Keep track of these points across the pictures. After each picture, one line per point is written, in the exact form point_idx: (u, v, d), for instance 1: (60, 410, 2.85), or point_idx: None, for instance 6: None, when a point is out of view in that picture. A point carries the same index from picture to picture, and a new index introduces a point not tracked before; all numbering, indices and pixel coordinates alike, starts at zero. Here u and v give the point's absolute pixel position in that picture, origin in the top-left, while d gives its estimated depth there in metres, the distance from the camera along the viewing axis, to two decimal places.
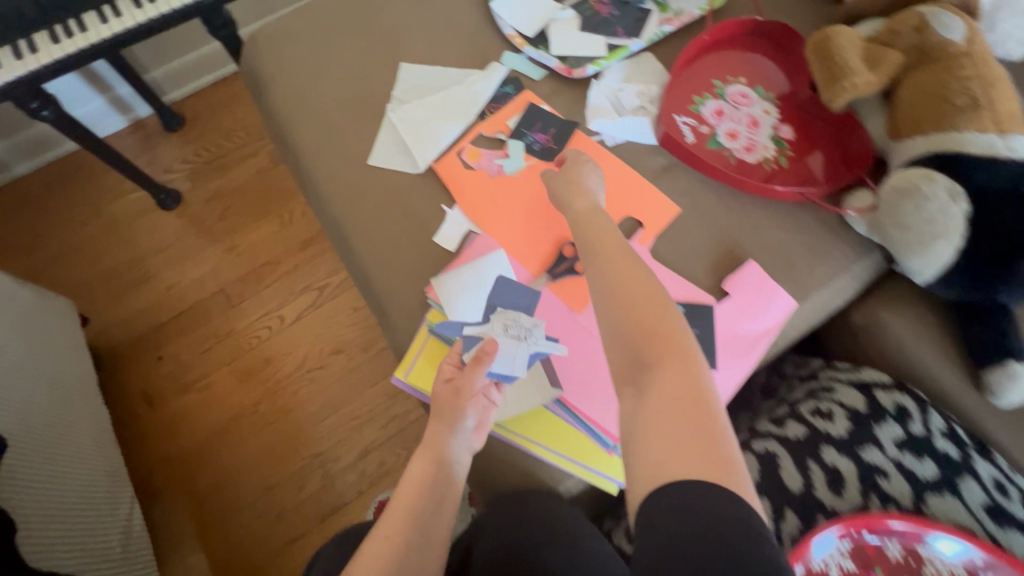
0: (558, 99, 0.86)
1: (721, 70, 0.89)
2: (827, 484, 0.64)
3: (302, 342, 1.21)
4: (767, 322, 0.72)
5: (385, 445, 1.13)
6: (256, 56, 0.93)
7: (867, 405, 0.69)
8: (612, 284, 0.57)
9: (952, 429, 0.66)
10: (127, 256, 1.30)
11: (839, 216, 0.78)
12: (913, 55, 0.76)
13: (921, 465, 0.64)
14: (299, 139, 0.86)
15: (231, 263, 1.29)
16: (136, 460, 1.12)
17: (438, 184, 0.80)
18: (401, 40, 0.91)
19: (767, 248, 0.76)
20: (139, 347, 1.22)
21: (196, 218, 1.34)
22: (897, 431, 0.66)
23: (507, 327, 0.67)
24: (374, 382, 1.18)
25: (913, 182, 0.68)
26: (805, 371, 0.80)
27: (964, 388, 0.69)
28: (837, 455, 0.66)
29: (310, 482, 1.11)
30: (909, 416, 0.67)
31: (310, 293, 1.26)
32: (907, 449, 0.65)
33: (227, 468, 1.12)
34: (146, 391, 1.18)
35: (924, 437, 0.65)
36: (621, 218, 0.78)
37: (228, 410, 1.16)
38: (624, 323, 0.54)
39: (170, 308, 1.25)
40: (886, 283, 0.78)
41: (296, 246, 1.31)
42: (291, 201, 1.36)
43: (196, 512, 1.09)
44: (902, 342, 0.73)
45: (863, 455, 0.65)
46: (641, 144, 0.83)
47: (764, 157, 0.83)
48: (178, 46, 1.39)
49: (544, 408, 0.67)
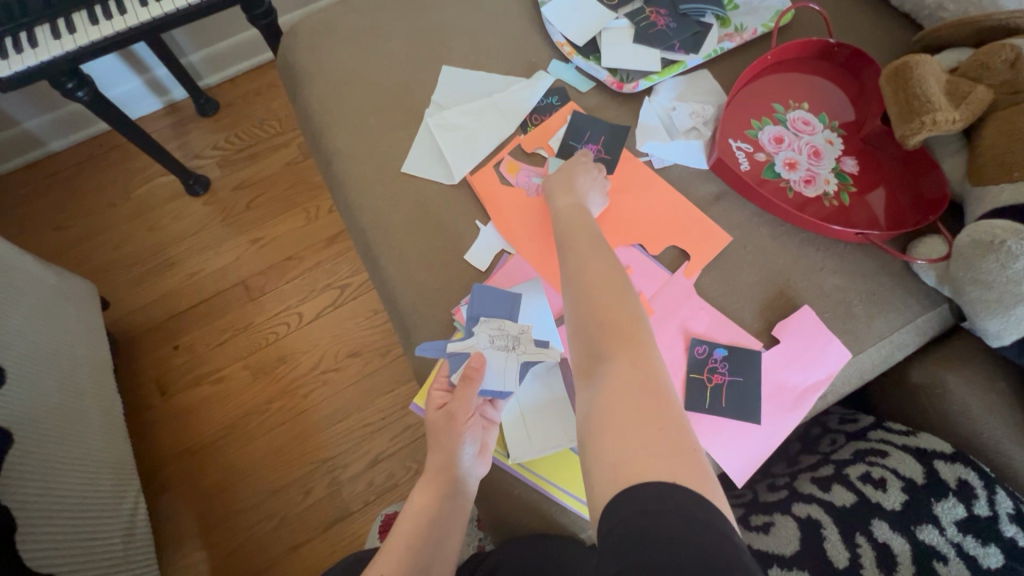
0: (605, 115, 0.81)
1: (783, 94, 0.83)
2: (878, 564, 0.58)
3: (318, 342, 1.19)
4: (818, 375, 0.66)
5: (395, 456, 1.10)
6: (294, 49, 0.90)
7: (925, 477, 0.63)
8: (578, 279, 0.56)
9: (1021, 514, 0.59)
10: (152, 241, 1.29)
11: (905, 263, 0.72)
12: (1004, 92, 0.69)
13: (986, 552, 0.57)
14: (332, 139, 0.83)
15: (254, 255, 1.27)
16: (146, 450, 1.11)
17: (472, 198, 0.76)
18: (445, 42, 0.87)
19: (822, 293, 0.70)
20: (155, 335, 1.21)
21: (222, 208, 1.32)
22: (959, 510, 0.60)
23: (493, 337, 0.62)
24: (389, 390, 1.15)
25: (995, 236, 0.61)
26: (852, 429, 0.75)
27: None
28: (889, 530, 0.60)
29: (317, 488, 1.08)
30: (974, 494, 0.61)
31: (330, 292, 1.23)
32: (971, 532, 0.58)
33: (235, 466, 1.10)
34: (160, 380, 1.17)
35: (989, 520, 0.59)
36: (665, 248, 0.73)
37: (240, 407, 1.14)
38: (584, 324, 0.53)
39: (189, 297, 1.24)
40: (952, 342, 0.72)
41: (321, 243, 1.28)
42: (319, 196, 1.33)
43: (200, 510, 1.07)
44: (968, 408, 0.67)
45: (919, 534, 0.59)
46: (691, 169, 0.77)
47: (824, 192, 0.77)
48: (217, 31, 1.37)
49: (569, 450, 0.62)
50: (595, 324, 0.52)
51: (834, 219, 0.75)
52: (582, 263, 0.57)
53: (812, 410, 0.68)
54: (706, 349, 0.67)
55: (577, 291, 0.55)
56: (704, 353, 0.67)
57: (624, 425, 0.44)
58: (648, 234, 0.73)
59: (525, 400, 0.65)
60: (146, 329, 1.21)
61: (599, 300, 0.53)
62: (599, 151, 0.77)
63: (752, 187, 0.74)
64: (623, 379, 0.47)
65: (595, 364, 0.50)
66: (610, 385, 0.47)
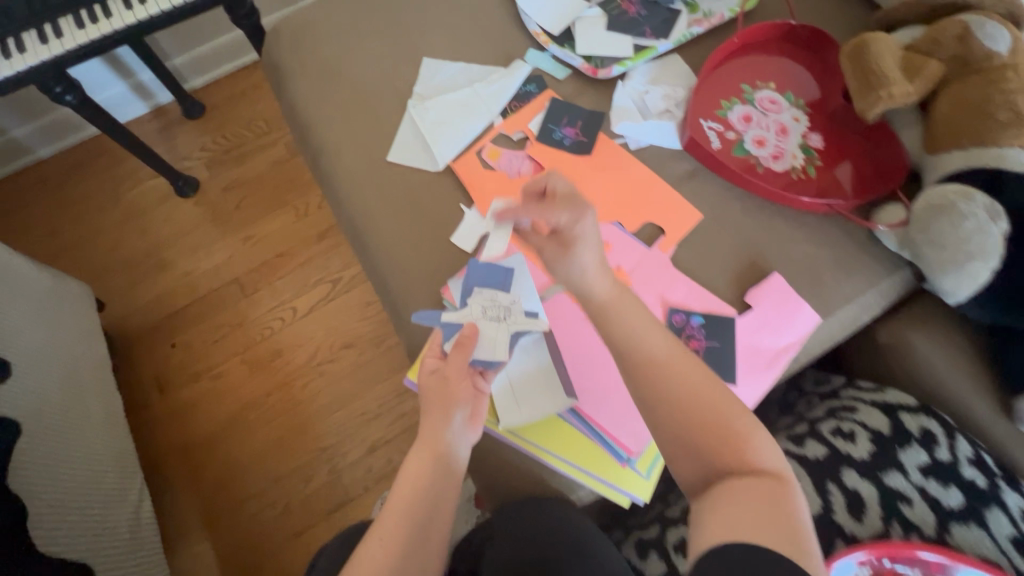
0: (582, 100, 0.84)
1: (750, 75, 0.87)
2: (848, 508, 0.63)
3: (313, 335, 1.21)
4: (789, 338, 0.70)
5: (392, 442, 1.13)
6: (278, 47, 0.92)
7: (891, 428, 0.67)
8: (647, 365, 0.53)
9: (979, 457, 0.64)
10: (144, 243, 1.31)
11: (868, 229, 0.76)
12: (954, 65, 0.72)
13: (947, 493, 0.62)
14: (319, 133, 0.86)
15: (246, 253, 1.30)
16: (147, 446, 1.13)
17: (456, 183, 0.79)
18: (425, 35, 0.90)
19: (791, 260, 0.74)
20: (151, 334, 1.23)
21: (213, 208, 1.34)
22: (922, 457, 0.64)
23: (485, 308, 0.66)
24: (384, 378, 1.18)
25: (949, 199, 0.65)
26: (825, 389, 0.78)
27: (992, 416, 0.67)
28: (858, 478, 0.64)
29: (317, 475, 1.11)
30: (935, 441, 0.65)
31: (323, 286, 1.26)
32: (933, 476, 0.63)
33: (236, 458, 1.12)
34: (158, 378, 1.19)
35: (950, 464, 0.63)
36: (642, 224, 0.76)
37: (238, 401, 1.17)
38: (669, 410, 0.51)
39: (183, 296, 1.26)
40: (915, 303, 0.75)
41: (312, 238, 1.31)
42: (308, 193, 1.36)
43: (204, 501, 1.09)
44: (931, 364, 0.71)
45: (886, 480, 0.63)
46: (665, 149, 0.81)
47: (792, 166, 0.81)
48: (200, 34, 1.39)
49: (557, 416, 0.66)
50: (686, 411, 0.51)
51: (802, 192, 0.79)
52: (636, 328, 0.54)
53: (786, 371, 0.72)
54: (683, 317, 0.71)
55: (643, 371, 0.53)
56: (681, 321, 0.70)
57: (740, 515, 0.45)
58: (625, 211, 0.77)
59: (515, 372, 0.67)
60: (140, 330, 1.23)
61: (675, 382, 0.52)
62: (577, 135, 0.81)
63: (723, 163, 0.77)
64: (739, 473, 0.48)
65: (704, 472, 0.50)
66: (727, 483, 0.48)
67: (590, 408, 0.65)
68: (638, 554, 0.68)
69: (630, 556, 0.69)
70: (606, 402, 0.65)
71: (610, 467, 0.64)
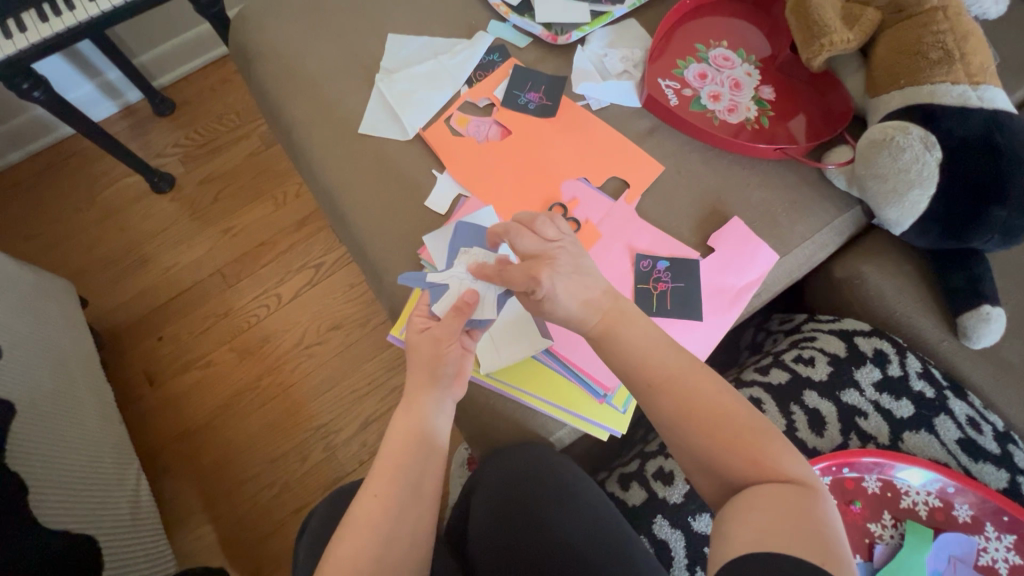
0: (544, 66, 0.88)
1: (704, 35, 0.91)
2: (809, 425, 0.68)
3: (300, 320, 1.23)
4: (750, 276, 0.75)
5: (384, 417, 1.16)
6: (244, 32, 0.94)
7: (847, 350, 0.72)
8: (650, 389, 0.51)
9: (928, 371, 0.69)
10: (123, 240, 1.32)
11: (819, 171, 0.80)
12: (890, 11, 0.76)
13: (898, 405, 0.68)
14: (290, 113, 0.88)
15: (227, 245, 1.31)
16: (141, 438, 1.15)
17: (427, 151, 0.82)
18: (388, 12, 0.92)
19: (749, 205, 0.78)
20: (138, 329, 1.24)
21: (190, 202, 1.35)
22: (875, 374, 0.69)
23: (472, 266, 0.67)
24: (373, 356, 1.21)
25: (888, 134, 0.70)
26: (789, 325, 0.83)
27: (940, 334, 0.72)
28: (818, 397, 0.70)
29: (312, 454, 1.13)
30: (888, 359, 0.70)
31: (306, 271, 1.28)
32: (885, 390, 0.69)
33: (231, 444, 1.14)
34: (147, 371, 1.20)
35: (901, 378, 0.69)
36: (607, 179, 0.80)
37: (229, 388, 1.18)
38: (687, 425, 0.49)
39: (167, 290, 1.27)
40: (866, 238, 0.80)
41: (292, 226, 1.32)
42: (285, 182, 1.37)
43: (201, 486, 1.11)
44: (882, 292, 0.76)
45: (842, 397, 0.69)
46: (626, 108, 0.85)
47: (746, 118, 0.85)
48: (165, 30, 1.39)
49: (535, 359, 0.70)
50: (705, 431, 0.48)
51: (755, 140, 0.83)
52: (643, 353, 0.53)
53: (749, 308, 0.76)
54: (648, 262, 0.74)
55: (654, 392, 0.51)
56: (648, 266, 0.74)
57: (763, 518, 0.40)
58: (591, 168, 0.80)
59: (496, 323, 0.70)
60: (127, 325, 1.24)
61: (691, 405, 0.49)
62: (541, 99, 0.84)
63: (681, 118, 0.81)
64: (762, 481, 0.44)
65: (726, 485, 0.46)
66: (748, 491, 0.43)
67: (565, 350, 0.69)
68: (621, 488, 0.71)
69: (614, 491, 0.72)
70: (580, 344, 0.69)
71: (587, 404, 0.68)
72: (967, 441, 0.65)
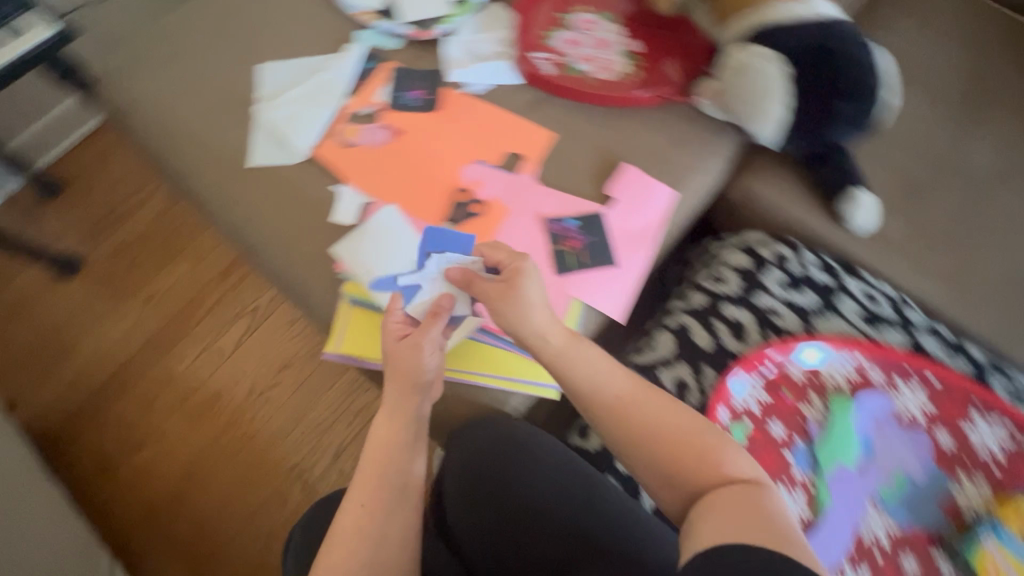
0: (420, 63, 0.90)
1: (564, 2, 0.95)
2: (733, 335, 0.74)
3: (248, 367, 1.21)
4: (654, 213, 0.80)
5: (356, 441, 1.15)
6: (111, 90, 0.91)
7: (752, 261, 0.79)
8: (615, 407, 0.54)
9: (823, 263, 0.77)
10: (42, 331, 1.25)
11: (693, 104, 0.86)
12: None
13: (805, 298, 0.75)
14: (178, 161, 0.86)
15: (152, 312, 1.26)
16: (106, 528, 1.10)
17: (324, 168, 0.82)
18: (255, 43, 0.91)
19: (639, 150, 0.83)
20: (77, 418, 1.18)
21: (103, 277, 1.30)
22: (780, 275, 0.77)
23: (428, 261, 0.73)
24: (330, 385, 1.20)
25: (740, 59, 0.76)
26: (698, 251, 0.88)
27: (828, 228, 0.81)
28: (737, 309, 0.75)
29: (291, 496, 1.11)
30: (788, 260, 0.78)
31: (243, 319, 1.25)
32: (792, 287, 0.75)
33: (204, 509, 1.11)
34: (99, 458, 1.15)
35: (802, 274, 0.76)
36: (502, 156, 0.83)
37: (190, 452, 1.15)
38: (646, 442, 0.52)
39: (102, 370, 1.22)
40: (749, 157, 0.87)
41: (218, 276, 1.29)
42: (200, 236, 1.33)
43: (182, 561, 1.07)
44: (773, 202, 0.84)
45: (757, 303, 0.75)
46: (506, 86, 0.88)
47: (618, 72, 0.89)
48: (30, 108, 1.32)
49: (470, 339, 0.72)
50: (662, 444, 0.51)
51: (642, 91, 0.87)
52: (597, 375, 0.56)
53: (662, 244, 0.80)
54: (557, 225, 0.78)
55: (620, 418, 0.53)
56: (559, 228, 0.78)
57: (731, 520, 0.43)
58: (485, 150, 0.83)
59: None
60: (65, 420, 1.18)
61: (649, 430, 0.52)
62: (424, 95, 0.86)
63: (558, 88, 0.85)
64: (721, 485, 0.47)
65: (687, 494, 0.49)
66: (708, 499, 0.46)
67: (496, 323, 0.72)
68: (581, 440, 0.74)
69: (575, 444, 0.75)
70: None
71: (526, 367, 0.71)
72: (866, 316, 0.74)
